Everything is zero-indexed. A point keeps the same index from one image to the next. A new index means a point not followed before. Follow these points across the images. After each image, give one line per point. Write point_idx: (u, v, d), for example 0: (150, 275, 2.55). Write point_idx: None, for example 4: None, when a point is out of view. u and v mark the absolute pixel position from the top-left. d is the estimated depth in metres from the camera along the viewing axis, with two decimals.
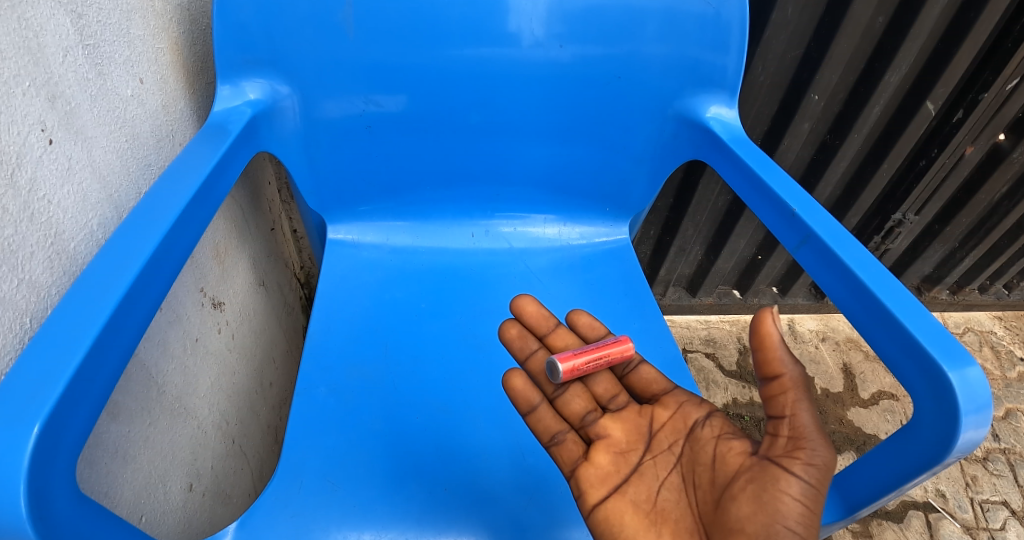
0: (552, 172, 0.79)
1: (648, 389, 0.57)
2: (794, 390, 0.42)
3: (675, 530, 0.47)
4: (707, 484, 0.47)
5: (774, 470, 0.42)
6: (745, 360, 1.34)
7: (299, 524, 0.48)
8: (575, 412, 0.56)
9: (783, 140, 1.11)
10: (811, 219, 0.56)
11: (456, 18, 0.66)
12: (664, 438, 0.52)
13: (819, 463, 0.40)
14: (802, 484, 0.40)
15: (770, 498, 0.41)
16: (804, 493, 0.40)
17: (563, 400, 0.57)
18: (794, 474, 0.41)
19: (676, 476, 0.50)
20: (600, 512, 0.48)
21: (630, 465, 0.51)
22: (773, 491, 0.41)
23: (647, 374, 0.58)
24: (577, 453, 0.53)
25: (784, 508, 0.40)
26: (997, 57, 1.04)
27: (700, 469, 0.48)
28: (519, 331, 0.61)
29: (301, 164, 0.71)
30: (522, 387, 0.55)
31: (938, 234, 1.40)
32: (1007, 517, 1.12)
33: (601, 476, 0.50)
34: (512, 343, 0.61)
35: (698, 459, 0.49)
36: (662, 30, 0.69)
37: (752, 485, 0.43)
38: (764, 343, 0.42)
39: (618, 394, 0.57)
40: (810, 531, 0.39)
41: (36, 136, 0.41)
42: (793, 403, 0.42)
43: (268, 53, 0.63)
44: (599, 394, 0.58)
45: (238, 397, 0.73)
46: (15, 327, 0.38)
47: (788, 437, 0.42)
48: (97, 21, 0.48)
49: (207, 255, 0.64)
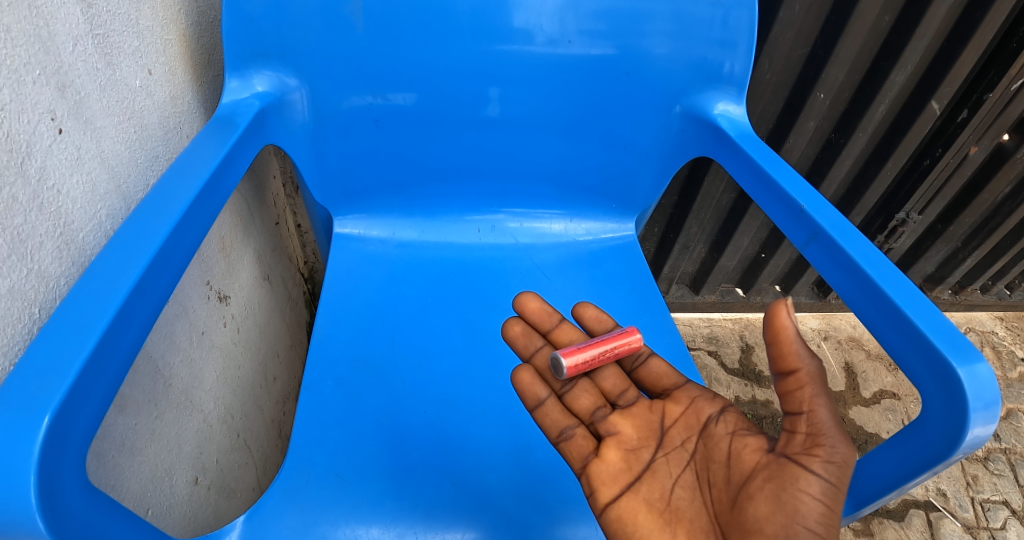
0: (559, 168, 0.78)
1: (660, 384, 0.57)
2: (812, 385, 0.41)
3: (690, 530, 0.47)
4: (723, 482, 0.47)
5: (793, 469, 0.41)
6: (748, 359, 1.34)
7: (307, 518, 0.48)
8: (584, 407, 0.56)
9: (788, 138, 1.11)
10: (820, 216, 0.55)
11: (465, 12, 0.66)
12: (677, 434, 0.52)
13: (838, 461, 0.40)
14: (821, 483, 0.40)
15: (789, 498, 0.40)
16: (823, 492, 0.40)
17: (572, 395, 0.57)
18: (813, 472, 0.40)
19: (690, 474, 0.50)
20: (613, 511, 0.48)
21: (642, 462, 0.51)
22: (792, 491, 0.41)
23: (657, 368, 0.58)
24: (587, 448, 0.52)
25: (804, 509, 0.40)
26: (1002, 57, 1.04)
27: (714, 467, 0.48)
28: (522, 329, 0.61)
29: (308, 157, 0.70)
30: (529, 381, 0.55)
31: (941, 233, 1.39)
32: (1007, 517, 1.12)
33: (613, 473, 0.50)
34: (516, 340, 0.61)
35: (712, 456, 0.49)
36: (671, 26, 0.68)
37: (770, 484, 0.42)
38: (779, 337, 0.42)
39: (627, 389, 0.57)
40: (829, 531, 0.39)
41: (45, 125, 0.40)
42: (810, 398, 0.41)
43: (276, 43, 0.63)
44: (608, 389, 0.58)
45: (243, 391, 0.72)
46: (23, 317, 0.38)
47: (806, 434, 0.42)
48: (107, 11, 0.47)
49: (214, 249, 0.64)
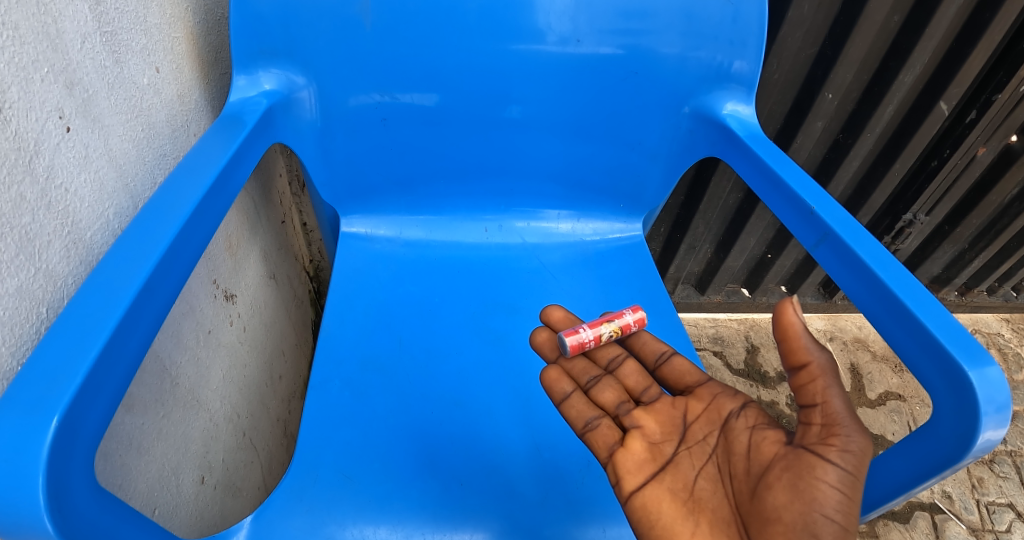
0: (566, 167, 0.78)
1: (682, 381, 0.56)
2: (823, 377, 0.41)
3: (712, 520, 0.46)
4: (743, 474, 0.46)
5: (809, 458, 0.41)
6: (753, 359, 1.34)
7: (314, 518, 0.48)
8: (608, 401, 0.55)
9: (796, 138, 1.11)
10: (830, 217, 0.55)
11: (473, 11, 0.66)
12: (699, 429, 0.52)
13: (854, 450, 0.39)
14: (838, 471, 0.39)
15: (806, 486, 0.40)
16: (840, 480, 0.39)
17: (597, 390, 0.57)
18: (830, 461, 0.40)
19: (712, 466, 0.49)
20: (637, 499, 0.47)
21: (665, 455, 0.51)
22: (809, 479, 0.40)
23: (680, 365, 0.57)
24: (612, 438, 0.52)
25: (821, 496, 0.39)
26: (1011, 58, 1.03)
27: (735, 459, 0.48)
28: (548, 334, 0.61)
29: (315, 155, 0.70)
30: (555, 377, 0.56)
31: (948, 234, 1.39)
32: (1013, 519, 1.11)
33: (637, 462, 0.50)
34: (541, 346, 0.61)
35: (732, 449, 0.48)
36: (681, 24, 0.68)
37: (788, 473, 0.42)
38: (787, 333, 0.43)
39: (651, 386, 0.57)
40: (848, 518, 0.39)
41: (53, 123, 0.40)
42: (823, 390, 0.41)
43: (284, 41, 0.62)
44: (632, 386, 0.57)
45: (250, 390, 0.72)
46: (31, 316, 0.38)
47: (821, 425, 0.41)
48: (115, 9, 0.47)
49: (220, 248, 0.64)
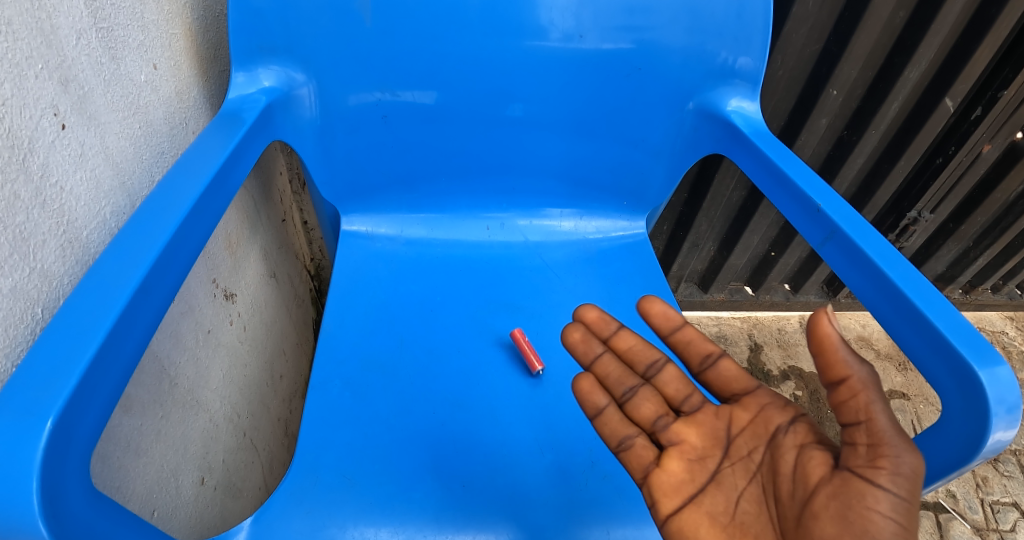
0: (568, 164, 0.77)
1: (728, 388, 0.53)
2: (866, 391, 0.40)
3: None
4: (788, 497, 0.44)
5: (858, 484, 0.38)
6: (756, 358, 1.33)
7: (315, 520, 0.47)
8: (645, 416, 0.53)
9: (800, 135, 1.10)
10: (837, 215, 0.54)
11: (474, 6, 0.65)
12: (743, 444, 0.49)
13: (906, 473, 0.37)
14: (892, 499, 0.37)
15: (857, 517, 0.37)
16: (894, 510, 0.37)
17: (633, 403, 0.54)
18: (881, 487, 0.37)
19: (756, 487, 0.47)
20: (673, 523, 0.46)
21: (707, 472, 0.49)
22: (859, 509, 0.37)
23: (728, 370, 0.54)
24: (648, 458, 0.50)
25: (875, 529, 0.37)
26: (1017, 55, 1.02)
27: (779, 480, 0.45)
28: (582, 335, 0.58)
29: (315, 153, 0.69)
30: (588, 389, 0.54)
31: (953, 232, 1.37)
32: (1018, 519, 1.10)
33: (674, 484, 0.48)
34: (575, 348, 0.58)
35: (778, 468, 0.46)
36: (685, 20, 0.67)
37: (835, 501, 0.39)
38: (825, 345, 0.41)
39: (692, 395, 0.54)
40: None
41: (48, 121, 0.39)
42: (868, 406, 0.39)
43: (283, 38, 0.62)
44: (671, 394, 0.55)
45: (250, 390, 0.72)
46: (26, 317, 0.37)
47: (868, 445, 0.39)
48: (111, 5, 0.46)
49: (220, 246, 0.63)
